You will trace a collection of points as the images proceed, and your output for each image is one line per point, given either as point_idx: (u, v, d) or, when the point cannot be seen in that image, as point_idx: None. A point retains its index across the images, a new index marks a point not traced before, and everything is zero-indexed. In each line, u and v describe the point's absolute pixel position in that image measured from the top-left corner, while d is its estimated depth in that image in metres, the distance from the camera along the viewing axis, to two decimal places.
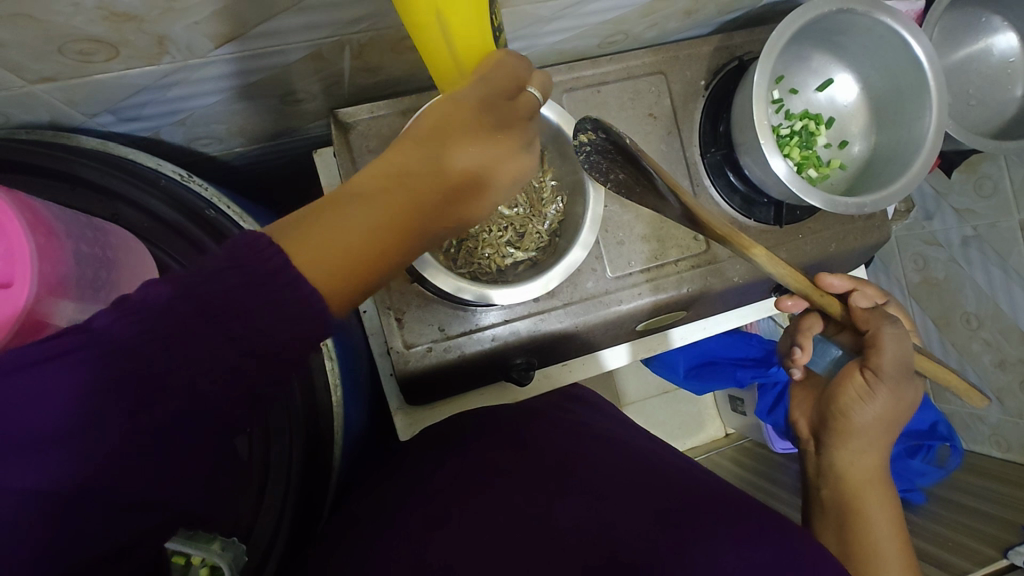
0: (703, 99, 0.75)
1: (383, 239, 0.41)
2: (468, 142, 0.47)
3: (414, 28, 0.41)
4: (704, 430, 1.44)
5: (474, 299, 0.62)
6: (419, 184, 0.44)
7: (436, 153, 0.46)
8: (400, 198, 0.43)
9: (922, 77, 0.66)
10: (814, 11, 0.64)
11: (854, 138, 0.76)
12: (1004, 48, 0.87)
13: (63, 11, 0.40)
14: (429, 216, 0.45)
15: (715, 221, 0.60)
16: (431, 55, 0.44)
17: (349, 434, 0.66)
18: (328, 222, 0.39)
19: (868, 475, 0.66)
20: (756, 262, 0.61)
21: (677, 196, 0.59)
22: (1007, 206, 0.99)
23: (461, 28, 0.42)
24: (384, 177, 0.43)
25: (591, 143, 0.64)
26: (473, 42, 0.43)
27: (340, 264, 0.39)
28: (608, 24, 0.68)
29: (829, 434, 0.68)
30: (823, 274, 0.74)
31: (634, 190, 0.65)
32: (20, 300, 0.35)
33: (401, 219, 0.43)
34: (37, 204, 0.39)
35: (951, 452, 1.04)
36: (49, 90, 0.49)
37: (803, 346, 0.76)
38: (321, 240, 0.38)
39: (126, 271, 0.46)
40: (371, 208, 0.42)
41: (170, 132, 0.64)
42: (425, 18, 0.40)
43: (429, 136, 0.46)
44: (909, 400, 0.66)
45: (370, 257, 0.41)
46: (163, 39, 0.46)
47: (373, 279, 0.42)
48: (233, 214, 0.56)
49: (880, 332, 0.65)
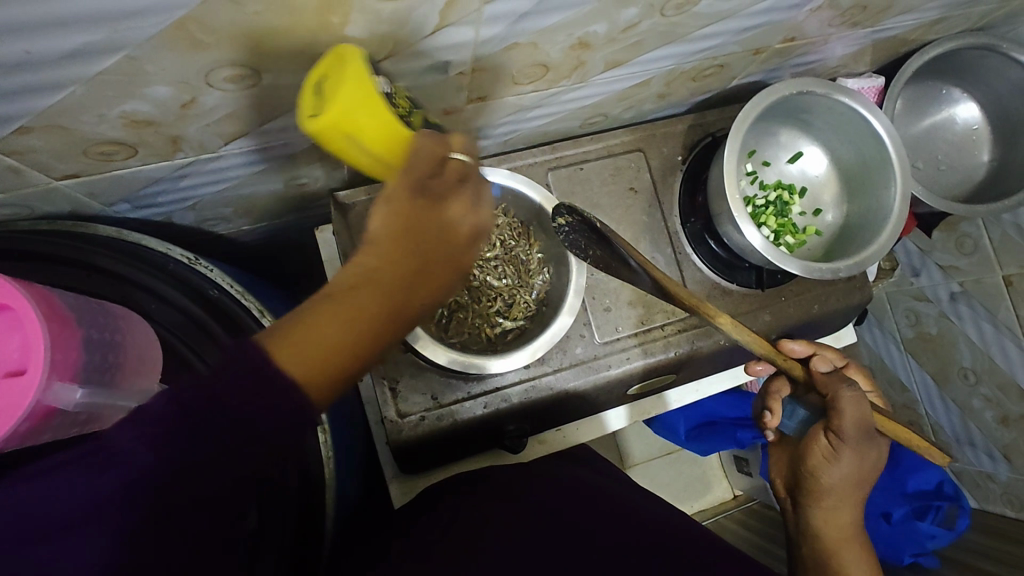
0: (681, 173, 0.79)
1: (360, 335, 0.41)
2: (423, 218, 0.45)
3: (331, 146, 0.46)
4: (711, 491, 1.41)
5: (462, 366, 0.65)
6: (386, 276, 0.43)
7: (393, 238, 0.44)
8: (372, 292, 0.42)
9: (884, 152, 0.71)
10: (777, 94, 0.69)
11: (827, 207, 0.80)
12: (966, 117, 0.93)
13: (90, 121, 0.45)
14: (405, 301, 0.44)
15: (683, 292, 0.65)
16: (358, 161, 0.48)
17: (343, 502, 0.67)
18: (303, 329, 0.39)
19: (845, 535, 0.63)
20: (723, 330, 0.66)
21: (650, 274, 0.65)
22: (990, 264, 1.02)
23: (371, 140, 0.45)
24: (356, 273, 0.43)
25: (569, 227, 0.70)
26: (386, 140, 0.46)
27: (317, 363, 0.39)
28: (587, 108, 0.73)
29: (804, 493, 0.66)
30: (785, 340, 0.75)
31: (610, 267, 0.69)
32: (30, 386, 0.38)
33: (376, 312, 0.42)
34: (54, 298, 0.42)
35: (961, 513, 0.98)
36: (71, 185, 0.53)
37: (773, 409, 0.76)
38: (295, 348, 0.38)
39: (133, 351, 0.50)
40: (342, 305, 0.41)
41: (181, 216, 0.69)
42: (336, 138, 0.44)
43: (386, 228, 0.44)
44: (874, 459, 0.65)
45: (349, 352, 0.41)
46: (177, 139, 0.51)
47: (359, 370, 0.42)
48: (235, 292, 0.59)
49: (838, 396, 0.65)
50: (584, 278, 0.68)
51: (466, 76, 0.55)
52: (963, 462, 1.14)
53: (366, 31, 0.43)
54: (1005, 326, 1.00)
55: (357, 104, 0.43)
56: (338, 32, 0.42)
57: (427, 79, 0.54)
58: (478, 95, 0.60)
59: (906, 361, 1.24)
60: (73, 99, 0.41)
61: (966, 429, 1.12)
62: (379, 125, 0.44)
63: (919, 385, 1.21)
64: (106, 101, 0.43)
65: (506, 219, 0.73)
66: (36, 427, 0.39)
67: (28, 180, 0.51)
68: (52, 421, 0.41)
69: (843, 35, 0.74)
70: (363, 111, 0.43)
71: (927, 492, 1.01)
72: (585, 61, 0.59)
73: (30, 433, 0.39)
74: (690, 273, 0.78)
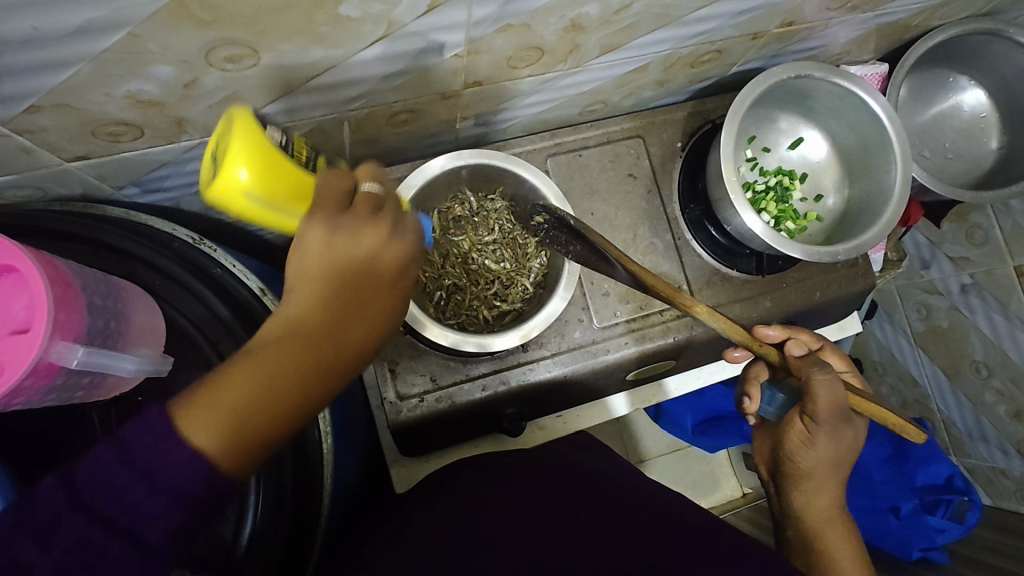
0: (681, 160, 0.80)
1: (283, 390, 0.39)
2: (334, 268, 0.42)
3: (234, 208, 0.43)
4: (720, 488, 1.40)
5: (450, 343, 0.65)
6: (314, 325, 0.41)
7: (307, 291, 0.42)
8: (297, 348, 0.40)
9: (883, 135, 0.71)
10: (775, 76, 0.69)
11: (828, 192, 0.80)
12: (974, 104, 0.92)
13: (97, 100, 0.47)
14: (331, 350, 0.42)
15: (658, 281, 0.66)
16: (258, 219, 0.45)
17: (342, 483, 0.67)
18: (220, 392, 0.37)
19: (826, 515, 0.65)
20: (700, 319, 0.65)
21: (625, 266, 0.67)
22: (1000, 254, 1.01)
23: (276, 196, 0.43)
24: (277, 328, 0.41)
25: (546, 224, 0.70)
26: (293, 192, 0.45)
27: (233, 425, 0.37)
28: (586, 95, 0.74)
29: (785, 477, 0.67)
30: (759, 327, 0.71)
31: (589, 262, 0.70)
32: (32, 344, 0.40)
33: (300, 368, 0.40)
34: (60, 263, 0.45)
35: (971, 508, 0.96)
36: (81, 166, 0.55)
37: (751, 394, 0.74)
38: (204, 414, 0.37)
39: (137, 324, 0.52)
40: (262, 365, 0.39)
41: (188, 202, 0.71)
42: (236, 198, 0.42)
43: (302, 277, 0.42)
44: (851, 439, 0.64)
45: (273, 410, 0.39)
46: (182, 120, 0.53)
47: (285, 429, 0.40)
48: (238, 272, 0.60)
49: (811, 379, 0.63)
50: (577, 266, 0.69)
51: (460, 58, 0.56)
52: (977, 458, 1.12)
53: (360, 11, 0.45)
54: (1016, 318, 0.99)
55: (258, 163, 0.42)
56: (333, 10, 0.44)
57: (423, 61, 0.55)
58: (475, 78, 0.61)
59: (916, 355, 1.21)
60: (80, 77, 0.43)
61: (978, 425, 1.10)
62: (282, 178, 0.44)
63: (930, 379, 1.19)
64: (112, 80, 0.45)
65: (504, 204, 0.75)
66: (38, 384, 0.42)
67: (39, 160, 0.52)
68: (55, 380, 0.43)
69: (842, 20, 0.74)
70: (264, 169, 0.42)
71: (937, 487, 0.98)
72: (580, 44, 0.60)
73: (34, 390, 0.42)
74: (689, 259, 0.78)
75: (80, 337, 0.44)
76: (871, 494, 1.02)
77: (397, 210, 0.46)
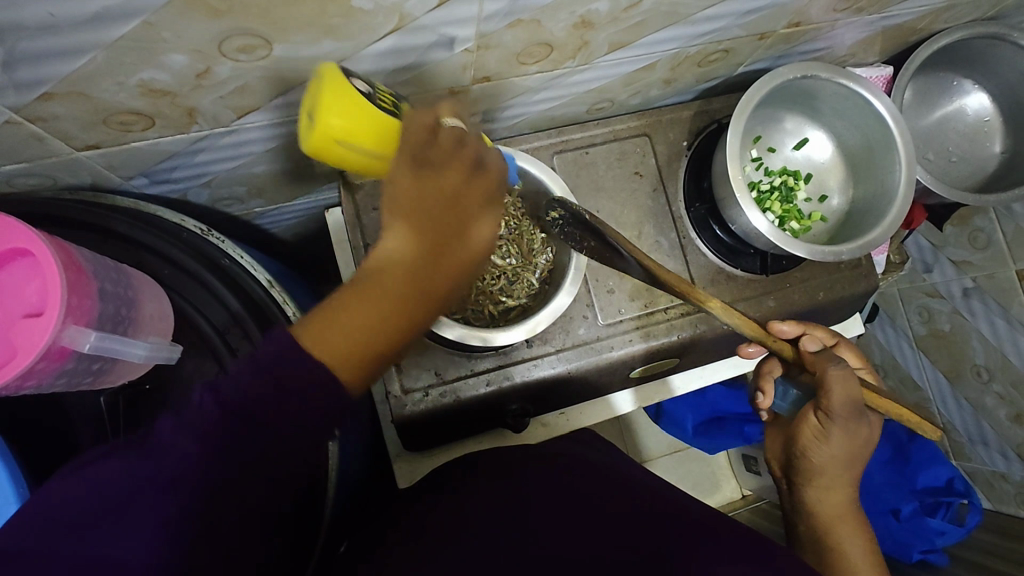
0: (686, 158, 0.80)
1: (394, 310, 0.43)
2: (428, 199, 0.46)
3: (328, 152, 0.51)
4: (720, 490, 1.40)
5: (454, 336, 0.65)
6: (411, 251, 0.45)
7: (404, 221, 0.45)
8: (402, 272, 0.44)
9: (888, 136, 0.71)
10: (783, 76, 0.69)
11: (832, 192, 0.80)
12: (977, 107, 0.92)
13: (110, 89, 0.47)
14: (432, 275, 0.45)
15: (673, 277, 0.66)
16: (348, 160, 0.52)
17: (346, 476, 0.68)
18: (339, 313, 0.41)
19: (838, 510, 0.66)
20: (713, 314, 0.66)
21: (642, 262, 0.67)
22: (1003, 258, 1.01)
23: (360, 137, 0.49)
24: (382, 257, 0.44)
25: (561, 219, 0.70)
26: (371, 133, 0.49)
27: (352, 340, 0.41)
28: (592, 92, 0.74)
29: (798, 474, 0.68)
30: (774, 322, 0.71)
31: (602, 256, 0.71)
32: (44, 327, 0.41)
33: (406, 289, 0.44)
34: (73, 249, 0.45)
35: (971, 510, 0.96)
36: (91, 156, 0.56)
37: (764, 390, 0.73)
38: (326, 331, 0.41)
39: (148, 312, 0.53)
40: (374, 287, 0.43)
41: (196, 194, 0.71)
42: (328, 142, 0.49)
43: (396, 209, 0.45)
44: (865, 438, 0.65)
45: (386, 328, 0.43)
46: (193, 111, 0.53)
47: (395, 345, 0.44)
48: (246, 263, 0.60)
49: (826, 374, 0.63)
50: (585, 258, 0.69)
51: (470, 53, 0.57)
52: (977, 462, 1.12)
53: (372, 3, 0.45)
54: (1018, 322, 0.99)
55: (339, 104, 0.47)
56: (346, 2, 0.44)
57: (433, 56, 0.55)
58: (484, 74, 0.62)
59: (917, 359, 1.22)
60: (94, 65, 0.44)
61: (978, 428, 1.11)
62: (360, 120, 0.48)
63: (931, 382, 1.19)
64: (125, 69, 0.45)
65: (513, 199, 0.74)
66: (49, 367, 0.42)
67: (50, 149, 0.53)
68: (66, 364, 0.44)
69: (849, 21, 0.75)
70: (343, 113, 0.47)
71: (938, 489, 0.99)
72: (588, 41, 0.61)
73: (46, 373, 0.43)
74: (694, 257, 0.78)
75: (93, 321, 0.45)
76: (871, 497, 1.01)
77: (477, 146, 0.49)
